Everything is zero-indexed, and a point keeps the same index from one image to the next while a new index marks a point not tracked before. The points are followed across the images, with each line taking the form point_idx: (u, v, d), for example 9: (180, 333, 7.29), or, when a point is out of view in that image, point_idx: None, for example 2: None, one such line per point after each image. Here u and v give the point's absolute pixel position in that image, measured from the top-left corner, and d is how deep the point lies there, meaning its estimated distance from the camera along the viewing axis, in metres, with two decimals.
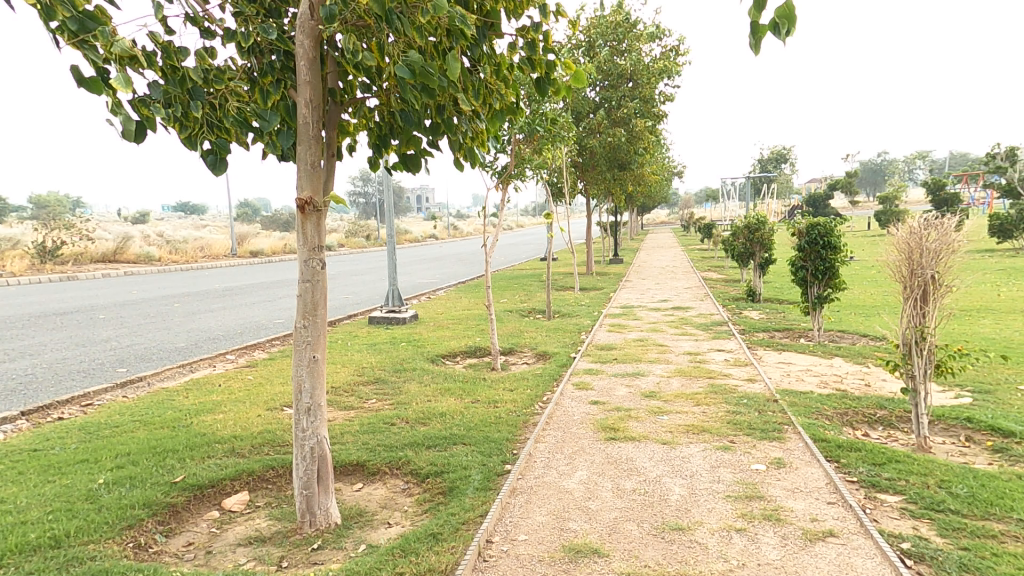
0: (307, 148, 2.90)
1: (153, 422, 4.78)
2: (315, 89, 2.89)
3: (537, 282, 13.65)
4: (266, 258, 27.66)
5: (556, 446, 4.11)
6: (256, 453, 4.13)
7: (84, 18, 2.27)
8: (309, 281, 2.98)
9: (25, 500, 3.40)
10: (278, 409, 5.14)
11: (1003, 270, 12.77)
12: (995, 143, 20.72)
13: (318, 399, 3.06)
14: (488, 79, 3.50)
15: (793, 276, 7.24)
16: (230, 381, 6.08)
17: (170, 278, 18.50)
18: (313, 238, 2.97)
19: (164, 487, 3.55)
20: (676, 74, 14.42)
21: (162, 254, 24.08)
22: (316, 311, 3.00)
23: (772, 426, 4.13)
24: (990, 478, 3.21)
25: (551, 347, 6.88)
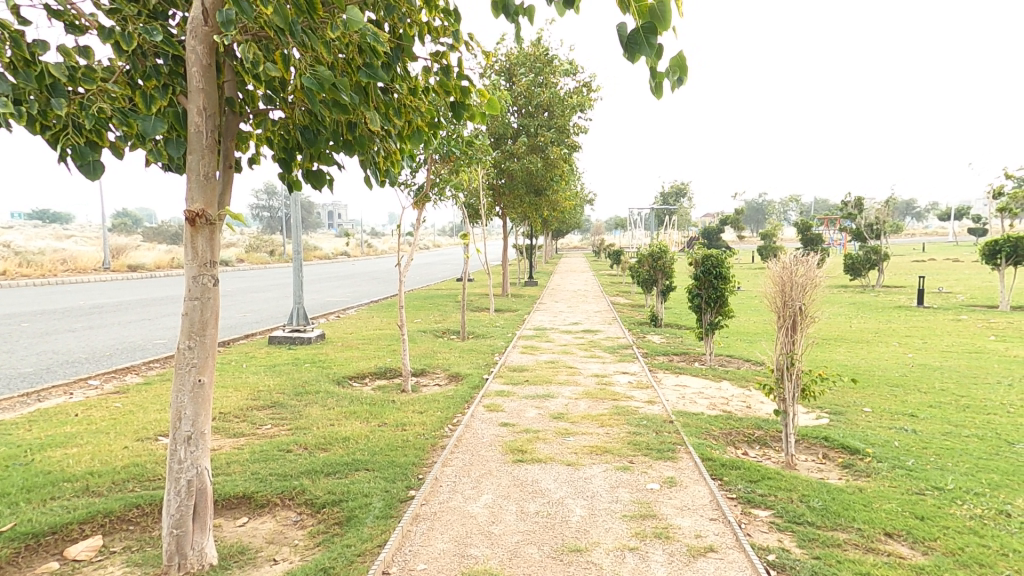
0: (200, 158, 2.74)
1: None
2: (209, 98, 2.75)
3: (452, 303, 13.63)
4: (149, 273, 25.37)
5: (463, 469, 4.08)
6: (117, 490, 3.75)
7: None
8: (198, 298, 2.78)
9: None
10: (149, 440, 4.70)
11: (854, 304, 14.53)
12: (847, 193, 23.61)
13: (200, 427, 2.82)
14: (402, 99, 3.51)
15: (690, 303, 7.75)
16: (90, 410, 5.47)
17: (27, 294, 16.45)
18: (204, 252, 2.79)
19: None
20: (589, 108, 15.16)
21: (8, 268, 21.50)
22: (204, 331, 2.79)
23: (667, 446, 4.36)
24: (840, 492, 3.59)
25: (463, 368, 6.86)
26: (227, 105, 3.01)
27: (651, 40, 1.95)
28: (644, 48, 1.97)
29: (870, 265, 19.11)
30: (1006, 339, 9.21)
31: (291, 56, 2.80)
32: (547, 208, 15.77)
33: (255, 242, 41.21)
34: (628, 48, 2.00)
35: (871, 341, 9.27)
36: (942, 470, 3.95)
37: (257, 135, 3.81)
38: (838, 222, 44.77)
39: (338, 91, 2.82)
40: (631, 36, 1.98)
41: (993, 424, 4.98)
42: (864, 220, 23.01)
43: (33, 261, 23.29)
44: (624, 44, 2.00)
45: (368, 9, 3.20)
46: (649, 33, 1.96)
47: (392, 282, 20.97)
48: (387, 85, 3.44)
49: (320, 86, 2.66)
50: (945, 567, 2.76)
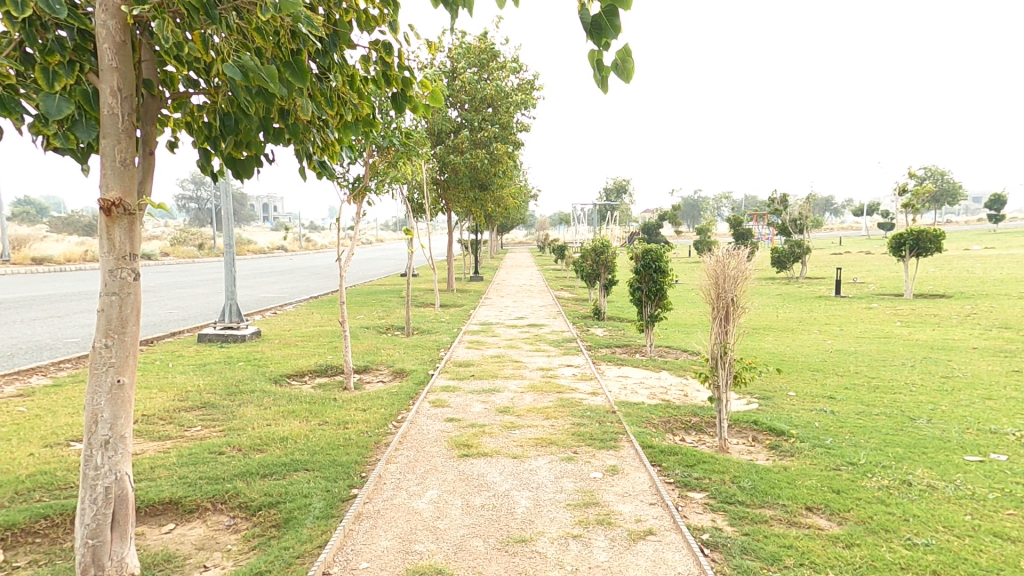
0: (115, 143, 2.55)
1: None
2: (125, 78, 2.57)
3: (396, 298, 13.38)
4: (58, 267, 23.27)
5: (408, 465, 4.03)
6: (22, 501, 3.44)
7: None
8: (116, 293, 2.58)
9: None
10: (61, 445, 4.34)
11: (781, 295, 15.45)
12: (773, 191, 24.99)
13: (119, 431, 2.63)
14: (336, 88, 3.47)
15: (631, 296, 7.96)
16: None
17: None
18: (123, 244, 2.60)
19: None
20: (533, 105, 15.23)
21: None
22: (124, 329, 2.61)
23: (610, 435, 4.48)
24: (768, 471, 3.82)
25: (408, 364, 6.75)
26: (144, 87, 2.82)
27: (615, 22, 2.00)
28: (610, 30, 2.01)
29: (794, 258, 20.35)
30: (910, 325, 10.07)
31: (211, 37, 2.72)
32: (491, 203, 15.78)
33: (181, 236, 38.88)
34: (593, 33, 2.03)
35: (795, 330, 9.89)
36: (855, 446, 4.29)
37: (177, 120, 3.59)
38: (761, 218, 47.77)
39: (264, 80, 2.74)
40: (595, 20, 2.01)
41: (899, 403, 5.45)
42: (790, 216, 24.43)
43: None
44: (588, 29, 2.04)
45: None
46: (612, 16, 2.00)
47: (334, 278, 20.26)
48: (324, 73, 3.38)
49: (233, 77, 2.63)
50: (858, 535, 2.99)
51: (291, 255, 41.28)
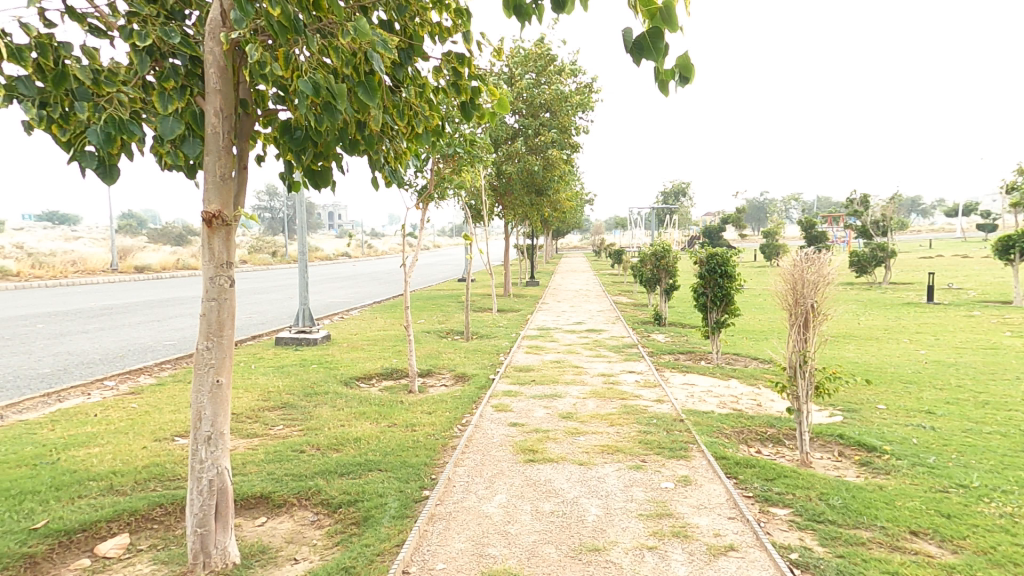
0: (216, 159, 2.76)
1: (10, 460, 4.19)
2: (225, 99, 2.77)
3: (454, 303, 13.63)
4: (153, 274, 25.29)
5: (475, 469, 4.08)
6: (140, 490, 3.73)
7: None
8: (215, 299, 2.77)
9: None
10: (167, 440, 4.65)
11: (864, 301, 14.58)
12: (852, 191, 23.74)
13: (220, 428, 2.82)
14: (408, 99, 3.63)
15: (696, 302, 7.78)
16: (108, 411, 5.45)
17: (34, 296, 16.52)
18: (221, 253, 2.79)
19: (21, 537, 3.14)
20: (590, 108, 15.14)
21: (20, 271, 21.78)
22: (221, 331, 2.78)
23: (679, 445, 4.37)
24: (860, 490, 3.61)
25: (469, 369, 6.85)
26: (241, 107, 3.03)
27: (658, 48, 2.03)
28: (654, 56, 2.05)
29: (876, 262, 19.21)
30: (1019, 335, 9.24)
31: (296, 55, 2.91)
32: (548, 207, 15.82)
33: (255, 243, 41.23)
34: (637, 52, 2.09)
35: (881, 338, 9.31)
36: (963, 467, 3.98)
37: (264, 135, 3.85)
38: (832, 220, 45.35)
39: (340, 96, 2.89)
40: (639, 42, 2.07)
41: (1013, 422, 5.00)
42: (872, 218, 23.17)
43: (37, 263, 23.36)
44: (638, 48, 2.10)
45: (378, 9, 3.27)
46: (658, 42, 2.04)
47: (395, 283, 20.92)
48: (397, 85, 3.52)
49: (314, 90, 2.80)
50: (976, 566, 2.78)
51: (354, 260, 42.90)
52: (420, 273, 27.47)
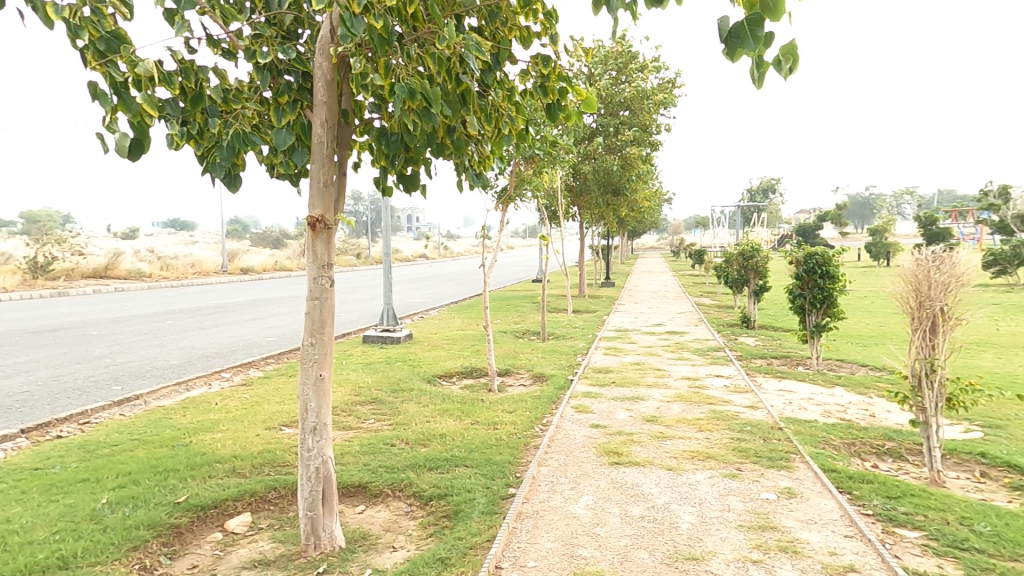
0: (320, 167, 2.91)
1: (152, 442, 4.88)
2: (329, 110, 2.91)
3: (529, 304, 13.67)
4: (256, 275, 27.54)
5: (559, 469, 4.02)
6: (256, 473, 4.14)
7: (111, 39, 2.45)
8: (318, 298, 2.92)
9: (30, 520, 3.47)
10: (276, 430, 5.11)
11: (998, 306, 13.08)
12: (988, 181, 21.78)
13: (323, 419, 2.97)
14: (495, 102, 3.64)
15: (791, 304, 7.32)
16: (226, 399, 6.24)
17: (159, 295, 18.56)
18: (323, 255, 2.93)
19: (167, 508, 3.59)
20: (674, 104, 14.69)
21: (151, 271, 24.41)
22: (323, 329, 2.92)
23: (780, 455, 4.09)
24: (1014, 517, 3.20)
25: (547, 369, 6.81)
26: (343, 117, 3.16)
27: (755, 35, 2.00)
28: (750, 41, 2.02)
29: (1020, 260, 17.37)
30: None
31: (394, 64, 2.92)
32: (625, 207, 15.57)
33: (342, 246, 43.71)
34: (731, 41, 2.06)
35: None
36: None
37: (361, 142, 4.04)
38: (948, 216, 41.26)
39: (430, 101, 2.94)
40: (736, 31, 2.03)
41: None
42: (1011, 212, 20.96)
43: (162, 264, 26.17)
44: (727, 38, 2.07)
45: (471, 16, 3.37)
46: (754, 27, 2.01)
47: (472, 283, 21.39)
48: (484, 89, 3.57)
49: (411, 94, 2.79)
50: None
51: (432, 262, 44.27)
52: (497, 274, 27.93)
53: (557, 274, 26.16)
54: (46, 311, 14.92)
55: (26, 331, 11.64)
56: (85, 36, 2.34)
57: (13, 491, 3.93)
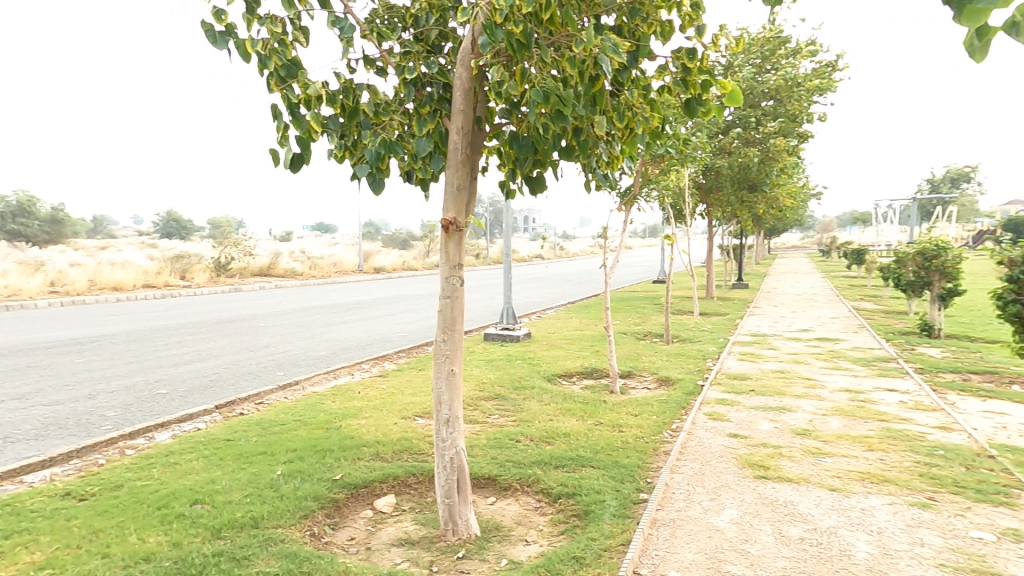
0: (454, 173, 3.17)
1: (312, 422, 5.50)
2: (466, 119, 3.19)
3: (652, 305, 13.05)
4: (390, 274, 29.74)
5: (694, 478, 3.61)
6: (397, 459, 4.56)
7: (291, 67, 3.24)
8: (450, 296, 3.07)
9: (227, 481, 4.12)
10: (411, 419, 5.59)
11: None
12: None
13: (455, 412, 3.08)
14: (628, 101, 3.41)
15: (1003, 312, 6.20)
16: (365, 391, 6.80)
17: (309, 291, 20.75)
18: (454, 255, 3.14)
19: (327, 483, 4.09)
20: (832, 90, 13.22)
21: (304, 271, 27.42)
22: (455, 326, 3.06)
23: (996, 488, 3.32)
24: None
25: (674, 373, 6.32)
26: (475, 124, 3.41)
27: None
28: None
29: None
30: None
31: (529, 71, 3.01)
32: (764, 205, 14.46)
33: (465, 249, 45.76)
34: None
35: None
36: None
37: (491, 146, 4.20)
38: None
39: (563, 105, 2.99)
40: None
41: None
42: None
43: (312, 264, 29.23)
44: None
45: (609, 13, 3.23)
46: None
47: (595, 284, 21.08)
48: (617, 87, 3.37)
49: (546, 97, 2.87)
50: None
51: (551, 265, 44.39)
52: (621, 276, 27.28)
53: (685, 276, 24.86)
54: (225, 304, 17.40)
55: (211, 321, 13.66)
56: (269, 64, 3.20)
57: (213, 455, 4.69)
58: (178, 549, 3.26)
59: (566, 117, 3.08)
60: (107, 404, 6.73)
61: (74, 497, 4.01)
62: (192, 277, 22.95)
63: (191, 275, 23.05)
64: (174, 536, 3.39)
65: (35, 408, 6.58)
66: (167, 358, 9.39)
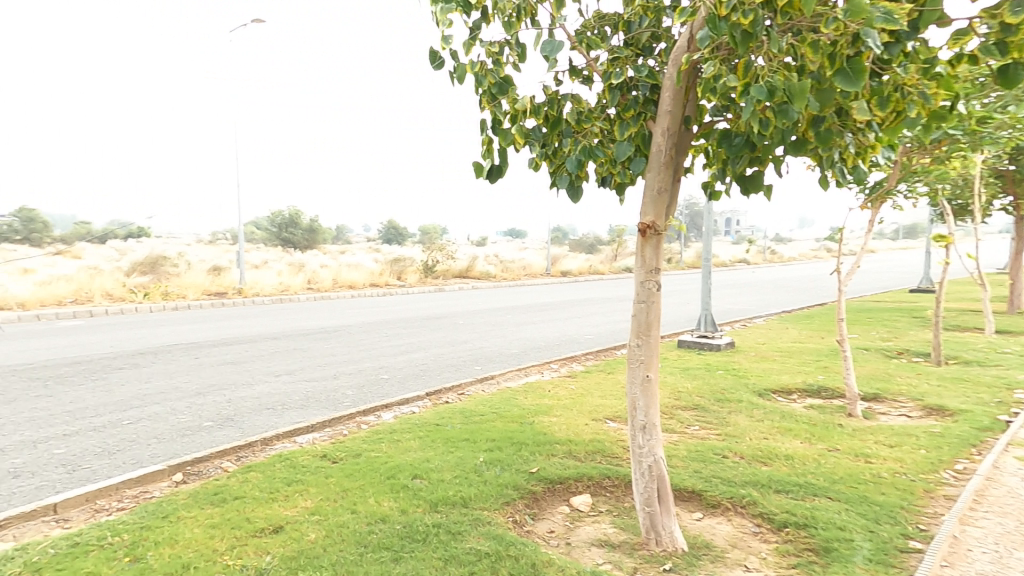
0: (655, 175, 3.27)
1: (507, 416, 5.89)
2: (673, 119, 3.24)
3: (896, 318, 11.11)
4: (579, 278, 30.48)
5: (999, 536, 3.15)
6: (591, 459, 4.69)
7: (502, 83, 3.44)
8: (645, 301, 3.28)
9: (438, 461, 4.63)
10: (602, 422, 5.69)
11: None
12: None
13: (651, 418, 3.31)
14: (897, 80, 2.88)
15: None
16: (556, 389, 7.11)
17: (503, 292, 22.34)
18: (650, 260, 3.30)
19: (525, 475, 4.33)
20: None
21: (496, 273, 29.76)
22: (649, 331, 3.27)
23: None
24: None
25: (946, 403, 5.30)
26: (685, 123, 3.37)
27: None
28: None
29: None
30: None
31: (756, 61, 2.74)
32: None
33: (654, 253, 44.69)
34: None
35: None
36: None
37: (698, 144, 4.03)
38: None
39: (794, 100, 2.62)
40: None
41: None
42: None
43: (505, 267, 31.38)
44: None
45: None
46: None
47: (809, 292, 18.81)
48: (881, 66, 2.87)
49: (769, 93, 2.57)
50: None
51: (751, 269, 40.78)
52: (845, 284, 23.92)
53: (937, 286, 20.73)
54: (432, 302, 19.60)
55: (420, 317, 15.50)
56: (483, 82, 3.45)
57: (427, 437, 5.30)
58: (405, 515, 3.75)
59: (794, 112, 2.66)
60: (344, 385, 8.08)
61: (330, 459, 4.87)
62: (406, 278, 26.47)
63: (406, 276, 26.52)
64: (402, 503, 3.92)
65: (298, 383, 8.19)
66: (387, 348, 10.92)
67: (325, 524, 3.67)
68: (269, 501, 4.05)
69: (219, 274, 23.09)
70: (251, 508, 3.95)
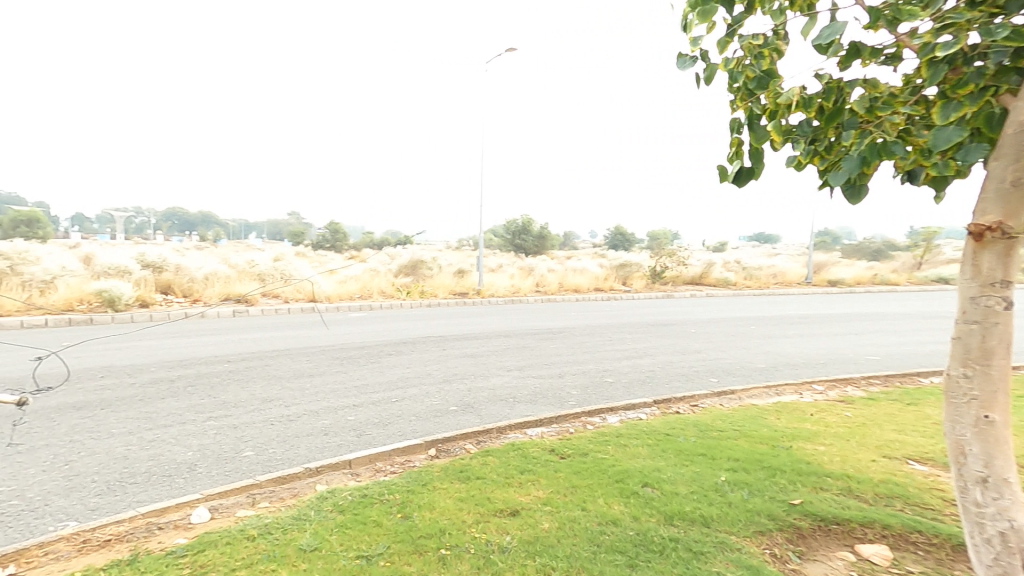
0: (1009, 163, 2.39)
1: (753, 436, 5.72)
2: None
3: None
4: (848, 288, 26.47)
5: None
6: (884, 504, 4.25)
7: (762, 77, 2.96)
8: (977, 322, 2.58)
9: (675, 473, 4.67)
10: (896, 459, 5.18)
11: None
12: None
13: (994, 470, 2.69)
14: None
15: None
16: (821, 413, 6.68)
17: (746, 301, 20.86)
18: (990, 271, 2.53)
19: (784, 505, 4.14)
20: None
21: (739, 281, 28.09)
22: (986, 360, 2.59)
23: None
24: None
25: None
26: None
27: None
28: None
29: None
30: None
31: None
32: None
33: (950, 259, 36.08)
34: None
35: None
36: None
37: None
38: None
39: None
40: None
41: None
42: None
43: (750, 275, 29.27)
44: None
45: None
46: None
47: None
48: None
49: None
50: None
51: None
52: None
53: None
54: (657, 308, 19.25)
55: (647, 323, 15.36)
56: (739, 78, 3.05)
57: (656, 446, 5.38)
58: (637, 522, 3.85)
59: None
60: (570, 384, 8.49)
61: (557, 454, 5.21)
62: (632, 283, 26.61)
63: (633, 281, 26.65)
64: (632, 509, 4.03)
65: (527, 378, 8.87)
66: (612, 352, 11.10)
67: (557, 516, 3.93)
68: (506, 485, 4.49)
69: (465, 276, 26.48)
70: (490, 489, 4.43)
